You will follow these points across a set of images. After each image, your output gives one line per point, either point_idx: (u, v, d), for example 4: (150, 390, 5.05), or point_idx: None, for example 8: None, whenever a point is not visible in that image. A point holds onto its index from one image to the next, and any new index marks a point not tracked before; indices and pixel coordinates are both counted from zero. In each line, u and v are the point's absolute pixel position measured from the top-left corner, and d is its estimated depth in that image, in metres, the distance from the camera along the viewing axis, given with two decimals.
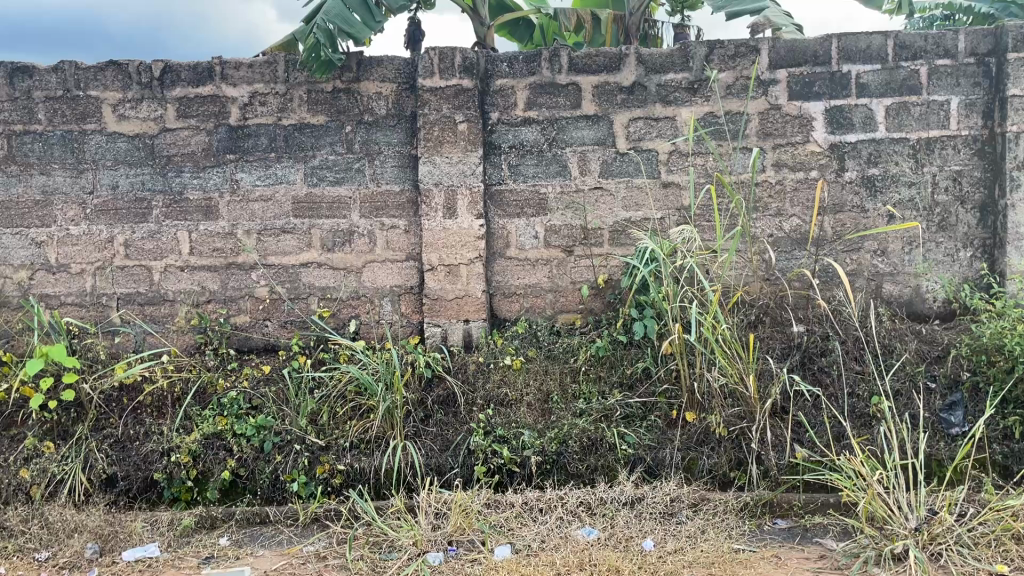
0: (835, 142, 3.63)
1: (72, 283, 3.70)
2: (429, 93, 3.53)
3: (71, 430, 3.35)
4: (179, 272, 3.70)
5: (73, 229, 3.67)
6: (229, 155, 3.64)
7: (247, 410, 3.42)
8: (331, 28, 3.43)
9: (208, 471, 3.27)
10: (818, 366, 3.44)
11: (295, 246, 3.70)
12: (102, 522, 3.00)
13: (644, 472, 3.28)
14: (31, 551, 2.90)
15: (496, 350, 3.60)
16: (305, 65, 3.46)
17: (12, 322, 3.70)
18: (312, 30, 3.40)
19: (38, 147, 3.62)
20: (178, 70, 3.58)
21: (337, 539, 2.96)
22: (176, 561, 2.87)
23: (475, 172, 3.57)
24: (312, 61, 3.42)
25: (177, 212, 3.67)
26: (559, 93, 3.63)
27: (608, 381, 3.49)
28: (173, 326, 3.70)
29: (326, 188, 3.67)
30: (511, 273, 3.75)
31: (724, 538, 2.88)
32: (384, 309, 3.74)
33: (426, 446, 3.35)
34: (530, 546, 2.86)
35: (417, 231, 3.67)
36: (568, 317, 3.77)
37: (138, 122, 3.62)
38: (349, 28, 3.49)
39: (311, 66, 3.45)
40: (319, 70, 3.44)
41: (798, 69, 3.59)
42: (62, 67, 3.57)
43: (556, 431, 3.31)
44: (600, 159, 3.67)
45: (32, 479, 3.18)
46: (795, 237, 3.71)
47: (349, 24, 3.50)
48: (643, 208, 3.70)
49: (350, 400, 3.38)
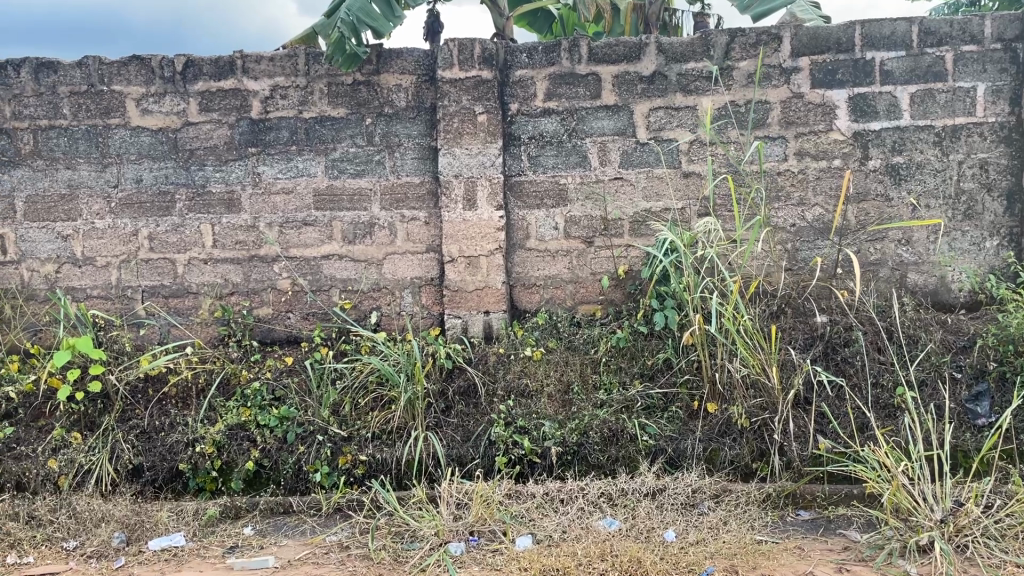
0: (859, 130, 3.59)
1: (98, 276, 3.74)
2: (449, 85, 3.54)
3: (98, 421, 3.39)
4: (203, 265, 3.74)
5: (98, 223, 3.71)
6: (250, 148, 3.67)
7: (270, 401, 3.44)
8: (354, 22, 3.44)
9: (232, 461, 3.30)
10: (841, 356, 3.41)
11: (317, 238, 3.72)
12: (129, 512, 3.05)
13: (665, 463, 3.28)
14: (60, 540, 2.96)
15: (517, 342, 3.61)
16: (330, 60, 3.48)
17: (39, 314, 3.75)
18: (334, 25, 3.42)
19: (63, 141, 3.66)
20: (200, 64, 3.60)
21: (359, 529, 2.99)
22: (202, 550, 2.91)
23: (495, 163, 3.57)
24: (336, 55, 3.44)
25: (201, 205, 3.70)
26: (579, 83, 3.62)
27: (629, 371, 3.50)
28: (197, 318, 3.75)
29: (347, 180, 3.69)
30: (531, 265, 3.75)
31: (746, 529, 2.88)
32: (405, 301, 3.76)
33: (447, 436, 3.36)
34: (551, 536, 2.86)
35: (437, 222, 3.69)
36: (588, 307, 3.77)
37: (162, 116, 3.65)
38: (371, 21, 3.50)
39: (338, 61, 3.46)
40: (345, 63, 3.46)
41: (820, 57, 3.55)
42: (86, 62, 3.60)
43: (577, 422, 3.31)
44: (621, 149, 3.66)
45: (59, 469, 3.22)
46: (817, 226, 3.68)
47: (371, 17, 3.51)
48: (663, 198, 3.69)
49: (372, 390, 3.41)
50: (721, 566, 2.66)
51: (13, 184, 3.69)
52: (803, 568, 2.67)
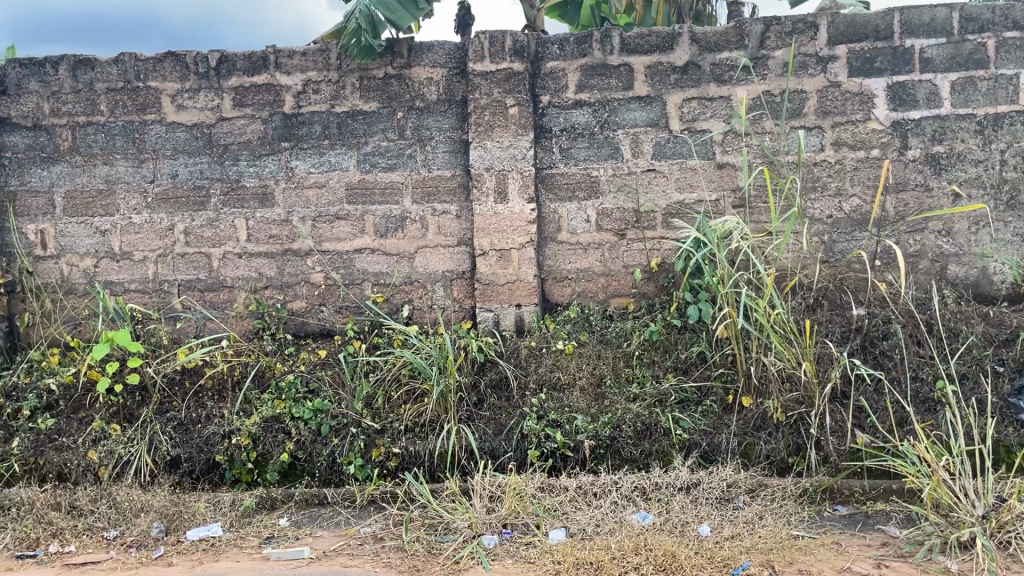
0: (898, 119, 3.52)
1: (135, 270, 3.79)
2: (480, 78, 3.53)
3: (136, 413, 3.45)
4: (237, 259, 3.77)
5: (136, 218, 3.75)
6: (284, 143, 3.69)
7: (305, 393, 3.47)
8: (371, 15, 3.45)
9: (267, 453, 3.33)
10: (879, 350, 3.35)
11: (350, 232, 3.74)
12: (167, 502, 3.08)
13: (700, 457, 3.24)
14: (101, 530, 3.02)
15: (548, 335, 3.60)
16: (346, 49, 3.54)
17: (78, 308, 3.81)
18: (352, 16, 3.45)
19: (101, 138, 3.71)
20: (234, 60, 3.63)
21: (393, 521, 3.00)
22: (239, 540, 2.95)
23: (526, 156, 3.56)
24: (353, 46, 3.50)
25: (235, 200, 3.74)
26: (611, 74, 3.60)
27: (661, 364, 3.47)
28: (232, 311, 3.79)
29: (379, 174, 3.70)
30: (563, 258, 3.73)
31: (782, 524, 2.85)
32: (437, 294, 3.76)
33: (479, 429, 3.35)
34: (585, 529, 2.85)
35: (468, 216, 3.68)
36: (620, 301, 3.74)
37: (196, 112, 3.68)
38: (391, 14, 3.51)
39: (352, 51, 3.52)
40: (358, 54, 3.52)
41: (857, 45, 3.49)
42: (123, 58, 3.64)
43: (609, 416, 3.30)
44: (653, 140, 3.62)
45: (99, 461, 3.28)
46: (855, 218, 3.61)
47: (391, 11, 3.51)
48: (697, 190, 3.65)
49: (404, 384, 3.42)
50: (757, 561, 2.63)
51: (52, 180, 3.75)
52: (841, 563, 2.63)
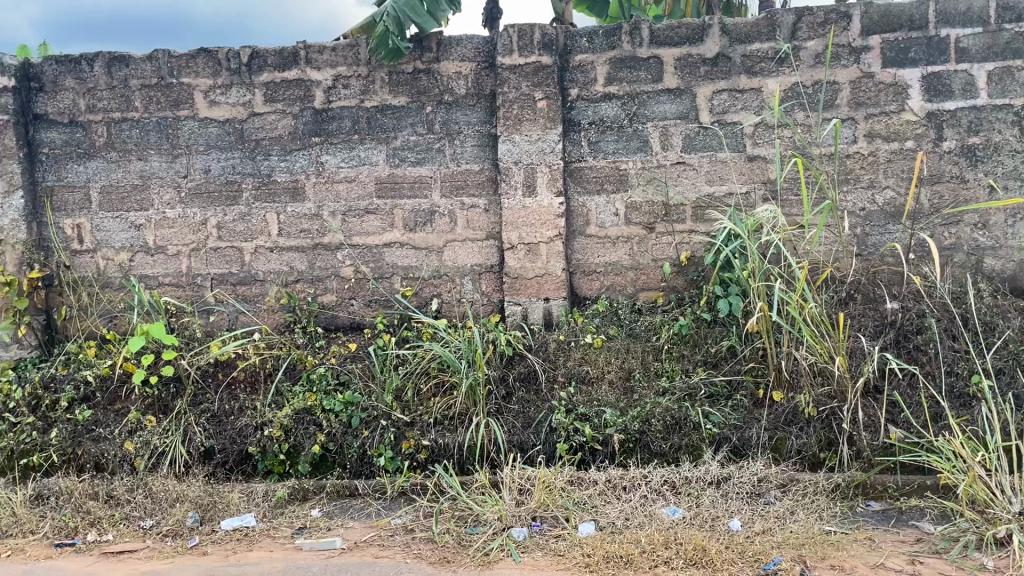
0: (933, 110, 3.46)
1: (169, 264, 3.85)
2: (508, 71, 3.53)
3: (171, 404, 3.50)
4: (269, 253, 3.81)
5: (170, 213, 3.81)
6: (314, 137, 3.72)
7: (335, 386, 3.51)
8: (397, 18, 3.46)
9: (299, 445, 3.37)
10: (913, 344, 3.31)
11: (379, 226, 3.76)
12: (202, 493, 3.13)
13: (730, 452, 3.23)
14: (137, 519, 3.07)
15: (577, 329, 3.60)
16: (375, 51, 3.57)
17: (114, 301, 3.88)
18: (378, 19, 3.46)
19: (135, 133, 3.77)
20: (265, 55, 3.66)
21: (424, 513, 3.02)
22: (272, 531, 2.99)
23: (554, 150, 3.55)
24: (380, 49, 3.52)
25: (267, 194, 3.77)
26: (640, 66, 3.57)
27: (691, 358, 3.45)
28: (264, 304, 3.83)
29: (408, 168, 3.71)
30: (591, 252, 3.72)
31: (814, 520, 2.82)
32: (465, 288, 3.78)
33: (508, 423, 3.36)
34: (614, 523, 2.85)
35: (497, 210, 3.69)
36: (649, 294, 3.73)
37: (228, 107, 3.73)
38: (416, 16, 3.51)
39: (380, 53, 3.55)
40: (387, 57, 3.55)
41: (891, 35, 3.44)
42: (156, 55, 3.70)
43: (639, 410, 3.29)
44: (683, 133, 3.60)
45: (135, 451, 3.33)
46: (888, 210, 3.56)
47: (416, 11, 3.51)
48: (727, 182, 3.62)
49: (434, 377, 3.44)
50: (789, 556, 2.61)
51: (88, 176, 3.81)
52: (874, 559, 2.61)
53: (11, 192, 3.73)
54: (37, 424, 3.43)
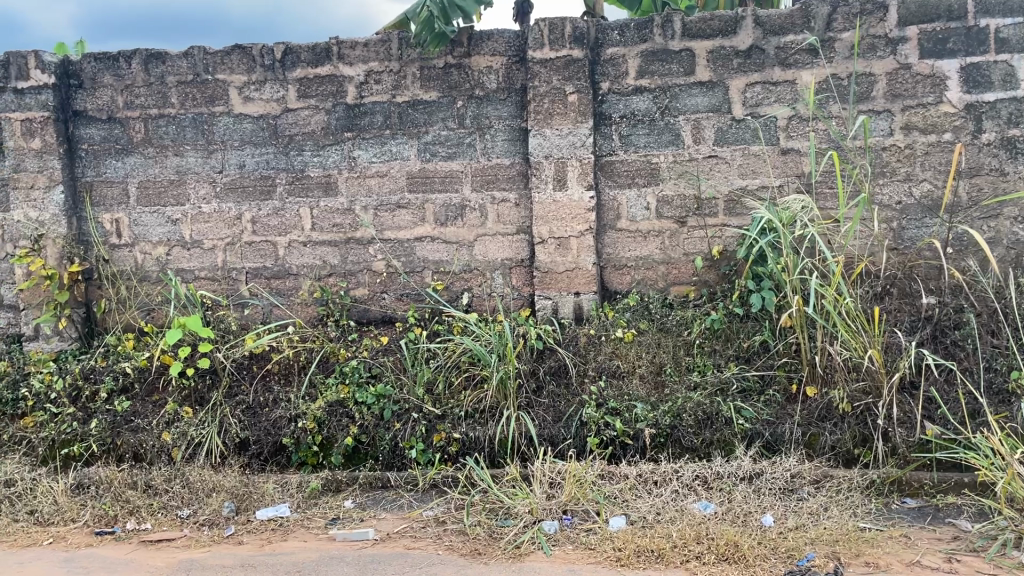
0: (972, 102, 3.40)
1: (205, 258, 3.91)
2: (539, 65, 3.52)
3: (207, 396, 3.56)
4: (302, 247, 3.86)
5: (205, 207, 3.86)
6: (347, 133, 3.75)
7: (368, 378, 3.54)
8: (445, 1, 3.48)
9: (332, 437, 3.41)
10: (950, 339, 3.27)
11: (410, 220, 3.79)
12: (238, 483, 3.19)
13: (762, 448, 3.20)
14: (174, 508, 3.12)
15: (608, 323, 3.60)
16: (418, 37, 3.56)
17: (152, 294, 3.95)
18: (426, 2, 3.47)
19: (172, 129, 3.82)
20: (298, 52, 3.70)
21: (455, 505, 3.05)
22: (306, 521, 3.03)
23: (586, 143, 3.55)
24: (425, 33, 3.51)
25: (300, 189, 3.82)
26: (672, 59, 3.55)
27: (723, 353, 3.43)
28: (298, 298, 3.88)
29: (439, 163, 3.73)
30: (622, 246, 3.71)
31: (848, 516, 2.80)
32: (496, 282, 3.79)
33: (539, 416, 3.37)
34: (645, 517, 2.85)
35: (527, 204, 3.70)
36: (681, 288, 3.71)
37: (262, 103, 3.77)
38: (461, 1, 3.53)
39: (425, 37, 3.53)
40: (431, 41, 3.54)
41: (928, 25, 3.38)
42: (192, 52, 3.75)
43: (670, 405, 3.28)
44: (715, 126, 3.58)
45: (173, 442, 3.38)
46: (925, 204, 3.50)
47: None
48: (761, 175, 3.59)
49: (464, 370, 3.46)
50: (822, 552, 2.60)
51: (126, 171, 3.88)
52: (910, 556, 2.58)
53: (51, 187, 3.81)
54: (77, 415, 3.51)
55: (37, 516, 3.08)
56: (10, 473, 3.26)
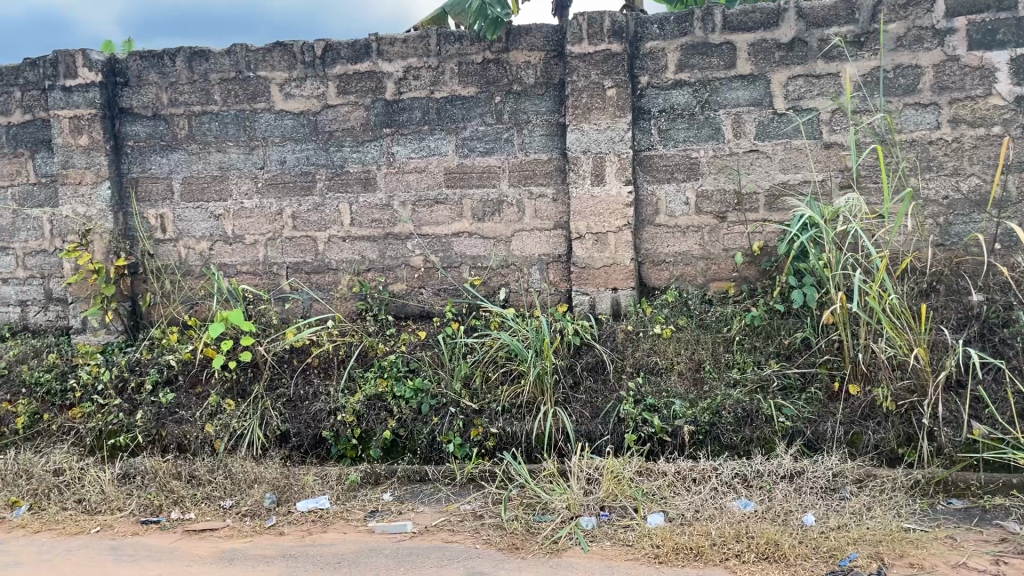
0: (1022, 94, 3.31)
1: (247, 253, 3.96)
2: (578, 60, 3.50)
3: (248, 388, 3.61)
4: (342, 242, 3.89)
5: (247, 203, 3.92)
6: (386, 129, 3.78)
7: (406, 373, 3.57)
8: None
9: (370, 430, 3.44)
10: (999, 337, 3.20)
11: (448, 216, 3.80)
12: (279, 475, 3.23)
13: (803, 446, 3.16)
14: (217, 498, 3.17)
15: (645, 319, 3.58)
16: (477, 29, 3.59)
17: (195, 288, 4.01)
18: None
19: (214, 126, 3.88)
20: (338, 48, 3.73)
21: (492, 499, 3.05)
22: (346, 513, 3.07)
23: (624, 138, 3.53)
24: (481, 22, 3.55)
25: (339, 184, 3.85)
26: (713, 53, 3.51)
27: (764, 350, 3.39)
28: (337, 293, 3.91)
29: (476, 158, 3.74)
30: (661, 241, 3.68)
31: (892, 516, 2.75)
32: (533, 277, 3.79)
33: (576, 412, 3.36)
34: (684, 515, 2.83)
35: (565, 199, 3.69)
36: (720, 284, 3.68)
37: (303, 100, 3.81)
38: None
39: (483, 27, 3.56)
40: (488, 28, 3.55)
41: (977, 16, 3.30)
42: (234, 49, 3.80)
43: (709, 402, 3.24)
44: (756, 120, 3.53)
45: (215, 434, 3.44)
46: (973, 199, 3.42)
47: None
48: (803, 170, 3.54)
49: (502, 365, 3.47)
50: (865, 553, 2.56)
51: (170, 167, 3.95)
52: (956, 558, 2.53)
53: (99, 183, 3.89)
54: (123, 407, 3.58)
55: (85, 504, 3.16)
56: (59, 462, 3.34)
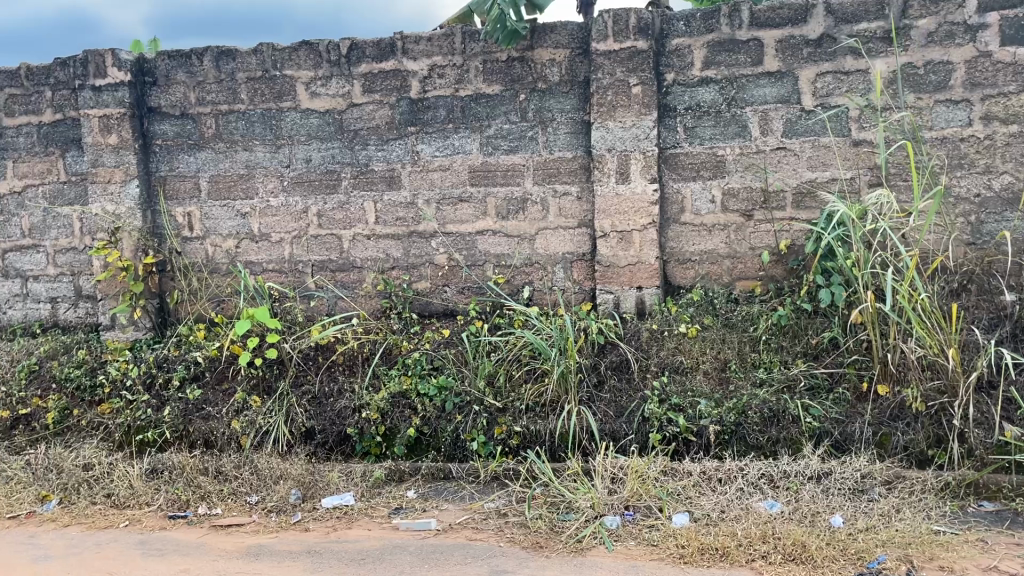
0: None
1: (273, 251, 3.99)
2: (603, 57, 3.49)
3: (274, 385, 3.64)
4: (366, 240, 3.90)
5: (273, 201, 3.94)
6: (410, 127, 3.79)
7: (430, 370, 3.57)
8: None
9: (395, 427, 3.45)
10: None
11: (472, 214, 3.80)
12: (304, 471, 3.25)
13: (831, 446, 3.11)
14: (244, 494, 3.20)
15: (671, 318, 3.56)
16: (491, 38, 3.57)
17: (222, 286, 4.05)
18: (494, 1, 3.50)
19: (241, 125, 3.91)
20: (364, 47, 3.74)
21: (516, 498, 3.05)
22: (370, 510, 3.08)
23: (650, 136, 3.51)
24: (497, 32, 3.53)
25: (364, 183, 3.86)
26: (739, 50, 3.48)
27: (791, 350, 3.36)
28: (362, 291, 3.93)
29: (501, 156, 3.74)
30: (686, 239, 3.66)
31: (921, 519, 2.71)
32: (557, 276, 3.78)
33: (600, 411, 3.35)
34: (709, 515, 2.81)
35: (589, 197, 3.67)
36: (747, 283, 3.64)
37: (328, 98, 3.82)
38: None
39: (498, 37, 3.55)
40: (505, 39, 3.54)
41: (1010, 11, 3.24)
42: (261, 49, 3.82)
43: (734, 402, 3.21)
44: (784, 118, 3.49)
45: (241, 430, 3.47)
46: (1005, 197, 3.36)
47: None
48: (831, 168, 3.50)
49: (525, 363, 3.46)
50: (894, 555, 2.52)
51: (198, 166, 3.98)
52: (987, 562, 2.49)
53: (127, 181, 3.93)
54: (151, 402, 3.62)
55: (114, 499, 3.19)
56: (89, 457, 3.39)
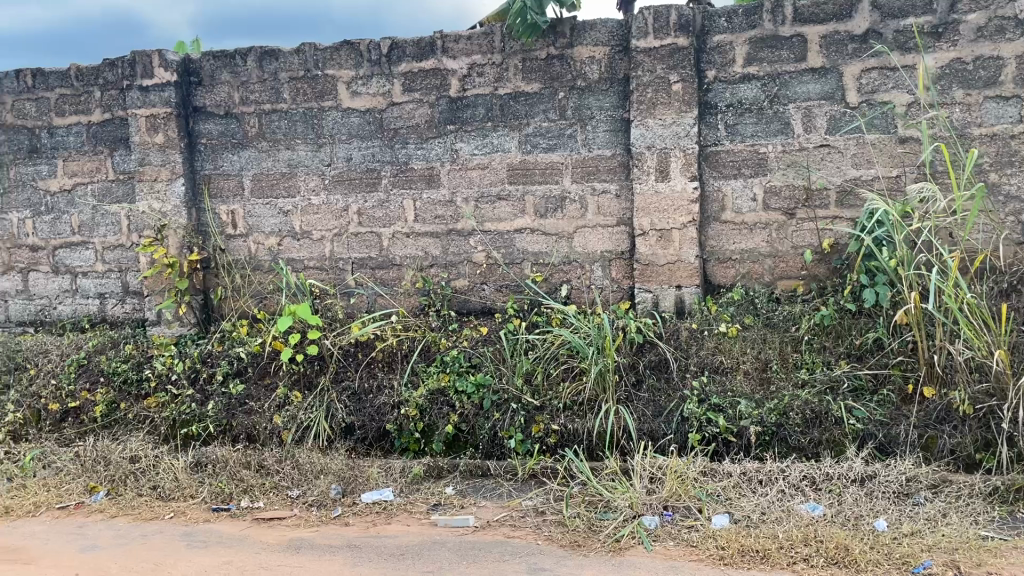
0: None
1: (314, 249, 4.03)
2: (643, 54, 3.46)
3: (315, 381, 3.69)
4: (406, 238, 3.93)
5: (315, 199, 3.99)
6: (450, 125, 3.80)
7: (468, 368, 3.58)
8: None
9: (433, 424, 3.47)
10: None
11: (511, 212, 3.80)
12: (345, 466, 3.29)
13: (875, 449, 3.06)
14: (285, 488, 3.24)
15: (711, 317, 3.53)
16: (511, 28, 3.59)
17: (264, 283, 4.10)
18: None
19: (284, 124, 3.96)
20: (405, 46, 3.77)
21: (554, 496, 3.05)
22: (409, 506, 3.10)
23: (690, 133, 3.48)
24: (517, 24, 3.54)
25: (404, 181, 3.89)
26: (782, 46, 3.44)
27: (834, 351, 3.31)
28: (401, 288, 3.96)
29: (540, 154, 3.73)
30: (726, 238, 3.62)
31: (968, 524, 2.65)
32: (596, 275, 3.76)
33: (639, 410, 3.33)
34: (750, 517, 2.78)
35: (628, 195, 3.65)
36: (788, 283, 3.60)
37: (369, 97, 3.85)
38: None
39: (517, 29, 3.57)
40: (523, 32, 3.56)
41: None
42: (304, 49, 3.87)
43: (776, 403, 3.17)
44: (828, 114, 3.44)
45: (283, 425, 3.52)
46: None
47: None
48: (876, 166, 3.43)
49: (563, 362, 3.46)
50: (940, 560, 2.47)
51: (241, 164, 4.04)
52: None
53: (173, 179, 4.01)
54: (195, 397, 3.69)
55: (159, 491, 3.26)
56: (135, 450, 3.46)
